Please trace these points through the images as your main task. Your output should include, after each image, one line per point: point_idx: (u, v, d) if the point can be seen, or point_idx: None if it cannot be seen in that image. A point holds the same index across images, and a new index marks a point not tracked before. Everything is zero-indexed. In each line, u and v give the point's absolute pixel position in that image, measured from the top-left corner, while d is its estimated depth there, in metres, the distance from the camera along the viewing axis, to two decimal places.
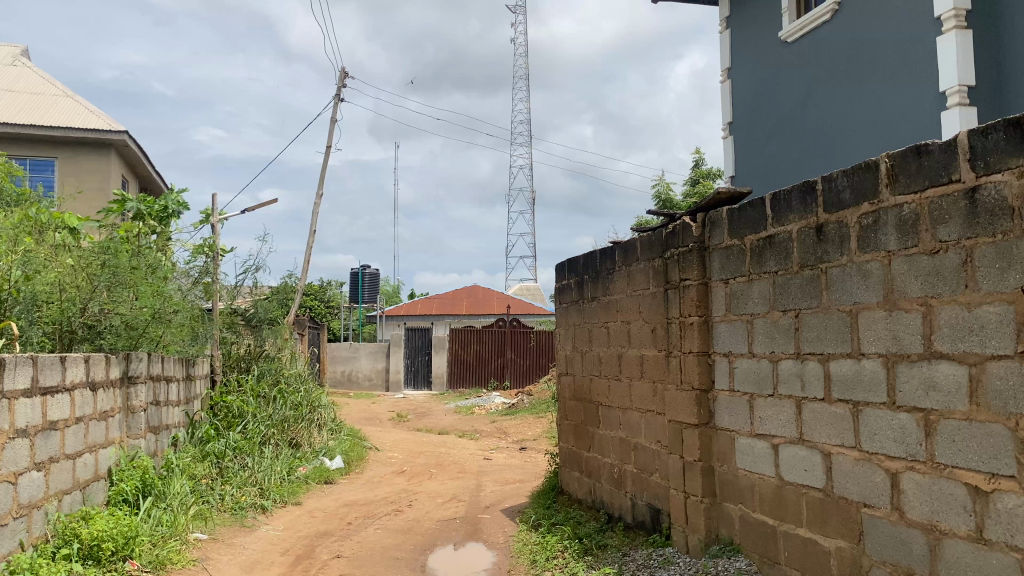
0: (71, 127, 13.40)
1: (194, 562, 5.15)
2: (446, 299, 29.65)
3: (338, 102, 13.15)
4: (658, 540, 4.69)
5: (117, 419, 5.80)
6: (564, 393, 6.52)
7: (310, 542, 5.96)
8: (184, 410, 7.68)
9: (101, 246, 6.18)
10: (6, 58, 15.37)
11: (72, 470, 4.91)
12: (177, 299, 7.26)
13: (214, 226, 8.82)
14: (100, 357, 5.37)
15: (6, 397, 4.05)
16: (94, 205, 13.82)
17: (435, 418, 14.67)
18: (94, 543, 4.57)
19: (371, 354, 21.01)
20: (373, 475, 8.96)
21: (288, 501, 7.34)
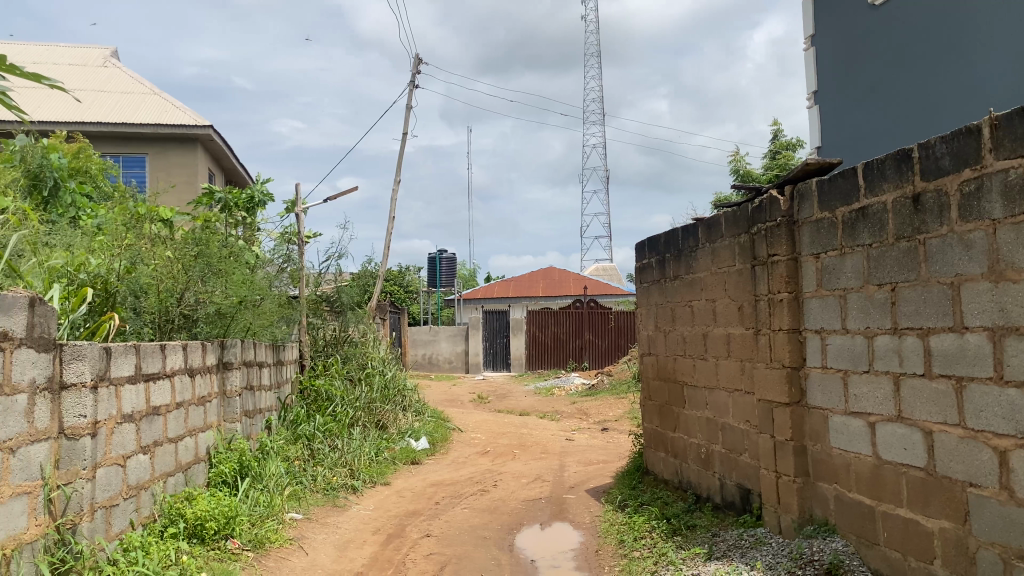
0: (159, 125, 13.89)
1: (290, 541, 5.32)
2: (522, 281, 29.70)
3: (412, 88, 13.28)
4: (748, 520, 4.61)
5: (215, 404, 6.05)
6: (647, 372, 6.46)
7: (400, 522, 6.09)
8: (276, 394, 7.95)
9: (190, 237, 6.40)
10: (97, 60, 16.03)
11: (175, 454, 5.12)
12: (263, 286, 7.46)
13: (299, 215, 9.07)
14: (197, 345, 5.58)
15: (113, 384, 4.24)
16: (184, 198, 14.35)
17: (516, 400, 14.75)
18: (198, 522, 4.78)
19: (451, 337, 21.24)
20: (459, 456, 9.08)
21: (377, 481, 7.52)
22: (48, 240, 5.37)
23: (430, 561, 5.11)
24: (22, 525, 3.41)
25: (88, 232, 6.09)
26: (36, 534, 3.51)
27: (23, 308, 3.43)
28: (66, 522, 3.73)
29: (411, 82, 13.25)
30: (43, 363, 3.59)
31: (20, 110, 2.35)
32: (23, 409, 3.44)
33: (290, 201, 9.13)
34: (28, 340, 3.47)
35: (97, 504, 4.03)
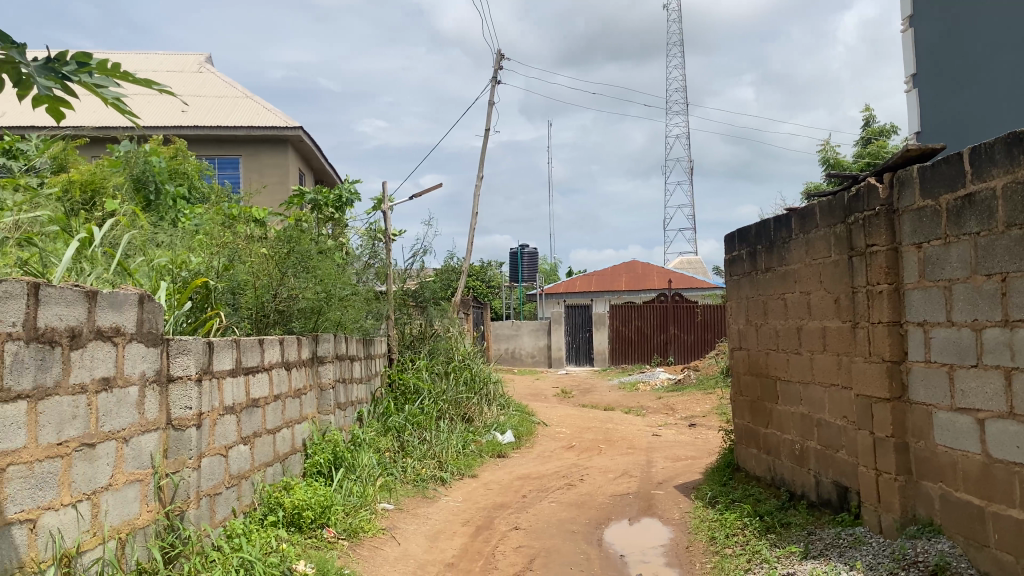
0: (252, 127, 14.36)
1: (383, 530, 5.44)
2: (605, 275, 29.56)
3: (494, 84, 13.38)
4: (846, 519, 4.48)
5: (309, 396, 6.24)
6: (738, 367, 6.34)
7: (488, 514, 6.15)
8: (366, 387, 8.15)
9: (283, 234, 6.60)
10: (192, 65, 16.69)
11: (273, 444, 5.32)
12: (351, 282, 7.64)
13: (385, 212, 9.25)
14: (292, 340, 5.77)
15: (215, 376, 4.41)
16: (277, 198, 14.82)
17: (600, 395, 14.67)
18: (296, 511, 4.93)
19: (533, 332, 21.28)
20: (545, 449, 9.10)
21: (465, 473, 7.62)
22: (155, 240, 5.62)
23: (519, 553, 5.15)
24: (135, 511, 3.59)
25: (188, 230, 6.35)
26: (148, 519, 3.69)
27: (133, 304, 3.61)
28: (175, 508, 3.91)
29: (494, 77, 13.33)
30: (152, 357, 3.77)
31: (134, 116, 2.44)
32: (135, 401, 3.62)
33: (377, 198, 9.33)
34: (138, 335, 3.65)
35: (203, 492, 4.21)
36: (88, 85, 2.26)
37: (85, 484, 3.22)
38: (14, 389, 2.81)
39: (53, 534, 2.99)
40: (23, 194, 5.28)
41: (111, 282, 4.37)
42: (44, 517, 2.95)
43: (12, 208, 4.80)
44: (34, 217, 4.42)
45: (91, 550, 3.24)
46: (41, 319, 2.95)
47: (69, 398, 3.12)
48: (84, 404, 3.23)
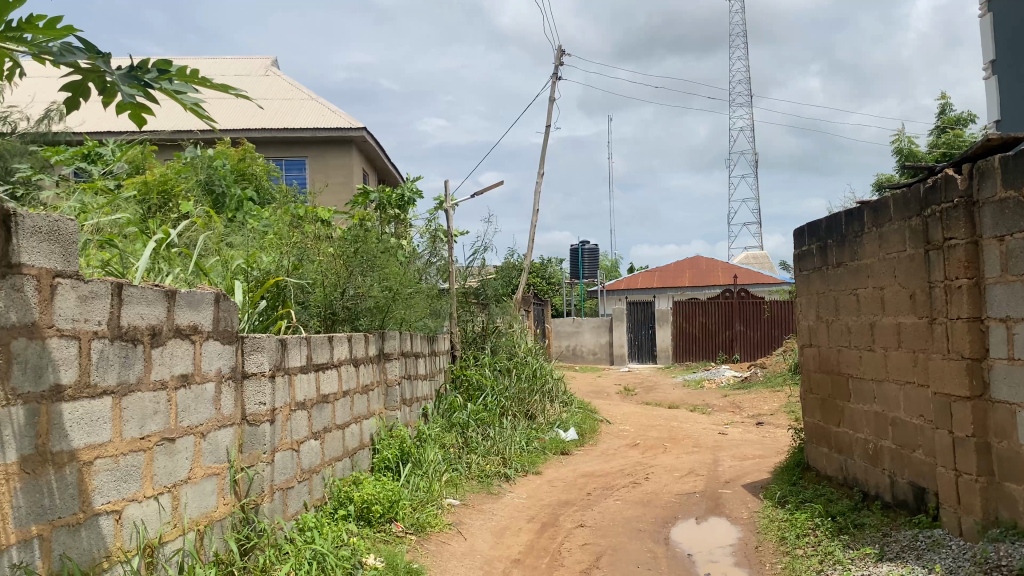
0: (317, 128, 14.62)
1: (449, 525, 5.49)
2: (667, 271, 29.26)
3: (555, 80, 13.36)
4: (923, 521, 4.35)
5: (377, 392, 6.34)
6: (808, 364, 6.20)
7: (553, 511, 6.15)
8: (431, 384, 8.23)
9: (348, 233, 6.71)
10: (258, 69, 17.12)
11: (342, 439, 5.43)
12: (415, 280, 7.73)
13: (447, 212, 9.35)
14: (360, 336, 5.87)
15: (287, 373, 4.52)
16: (341, 198, 15.06)
17: (663, 392, 14.53)
18: (365, 505, 5.02)
19: (594, 329, 21.18)
20: (608, 447, 9.05)
21: (529, 469, 7.64)
22: (229, 241, 5.78)
23: (585, 551, 5.14)
24: (212, 504, 3.71)
25: (258, 230, 6.51)
26: (225, 512, 3.81)
27: (210, 303, 3.72)
28: (250, 501, 4.02)
29: (554, 73, 13.32)
30: (227, 354, 3.88)
31: (211, 120, 2.51)
32: (212, 397, 3.73)
33: (439, 198, 9.42)
34: (215, 333, 3.76)
35: (276, 486, 4.32)
36: (167, 91, 2.34)
37: (166, 478, 3.33)
38: (99, 385, 2.92)
39: (137, 525, 3.11)
40: (104, 197, 5.49)
41: (187, 282, 4.51)
42: (128, 508, 3.06)
43: (94, 211, 4.99)
44: (115, 219, 4.59)
45: (172, 541, 3.35)
46: (124, 317, 3.07)
47: (150, 394, 3.24)
48: (165, 400, 3.34)
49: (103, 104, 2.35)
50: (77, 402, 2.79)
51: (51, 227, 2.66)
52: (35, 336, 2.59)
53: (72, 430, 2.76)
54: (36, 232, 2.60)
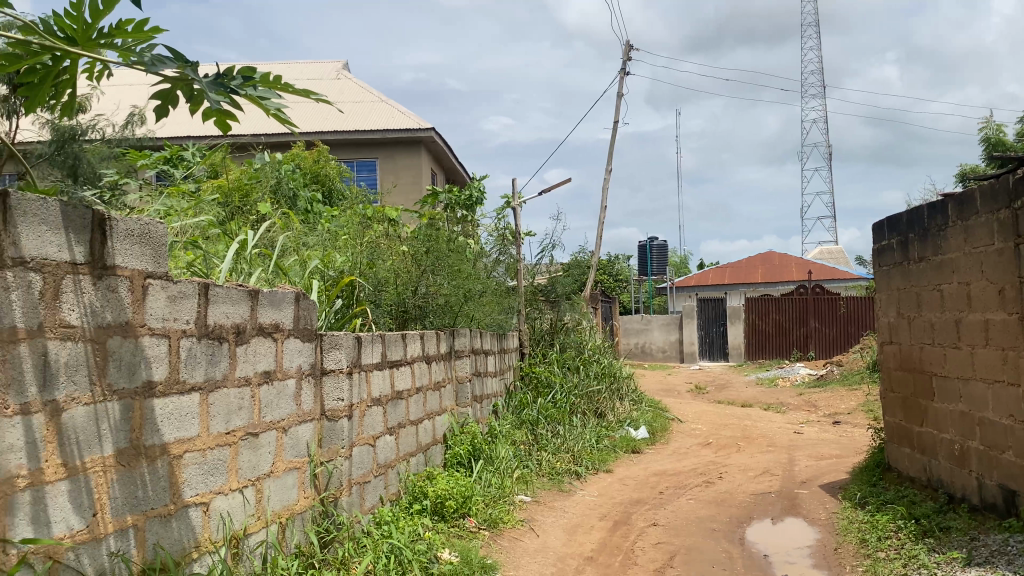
0: (387, 129, 14.85)
1: (522, 522, 5.52)
2: (739, 267, 28.76)
3: (623, 75, 13.28)
4: (1014, 525, 4.18)
5: (448, 389, 6.42)
6: (889, 362, 6.02)
7: (625, 509, 6.13)
8: (501, 381, 8.29)
9: (419, 233, 6.80)
10: (330, 72, 17.50)
11: (416, 435, 5.51)
12: (484, 278, 7.79)
13: (515, 210, 9.39)
14: (432, 334, 5.95)
15: (363, 370, 4.61)
16: (410, 197, 15.26)
17: (736, 391, 14.30)
18: (440, 500, 5.09)
19: (664, 326, 20.96)
20: (680, 446, 8.96)
21: (600, 467, 7.62)
22: (305, 241, 5.93)
23: (659, 550, 5.10)
24: (293, 497, 3.82)
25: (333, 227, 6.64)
26: (305, 505, 3.92)
27: (290, 302, 3.82)
28: (329, 495, 4.12)
29: (623, 69, 13.23)
30: (306, 351, 3.98)
31: (293, 125, 2.58)
32: (293, 393, 3.84)
33: (507, 197, 9.47)
34: (295, 331, 3.87)
35: (354, 480, 4.42)
36: (252, 98, 2.41)
37: (250, 471, 3.44)
38: (188, 382, 3.03)
39: (223, 517, 3.22)
40: (187, 201, 5.69)
41: (266, 281, 4.64)
42: (215, 501, 3.18)
43: (178, 214, 5.19)
44: (197, 221, 4.76)
45: (256, 533, 3.46)
46: (210, 316, 3.18)
47: (235, 390, 3.35)
48: (248, 396, 3.45)
49: (189, 111, 2.44)
50: (167, 398, 2.91)
51: (142, 230, 2.78)
52: (129, 335, 2.71)
53: (163, 424, 2.87)
54: (129, 235, 2.72)
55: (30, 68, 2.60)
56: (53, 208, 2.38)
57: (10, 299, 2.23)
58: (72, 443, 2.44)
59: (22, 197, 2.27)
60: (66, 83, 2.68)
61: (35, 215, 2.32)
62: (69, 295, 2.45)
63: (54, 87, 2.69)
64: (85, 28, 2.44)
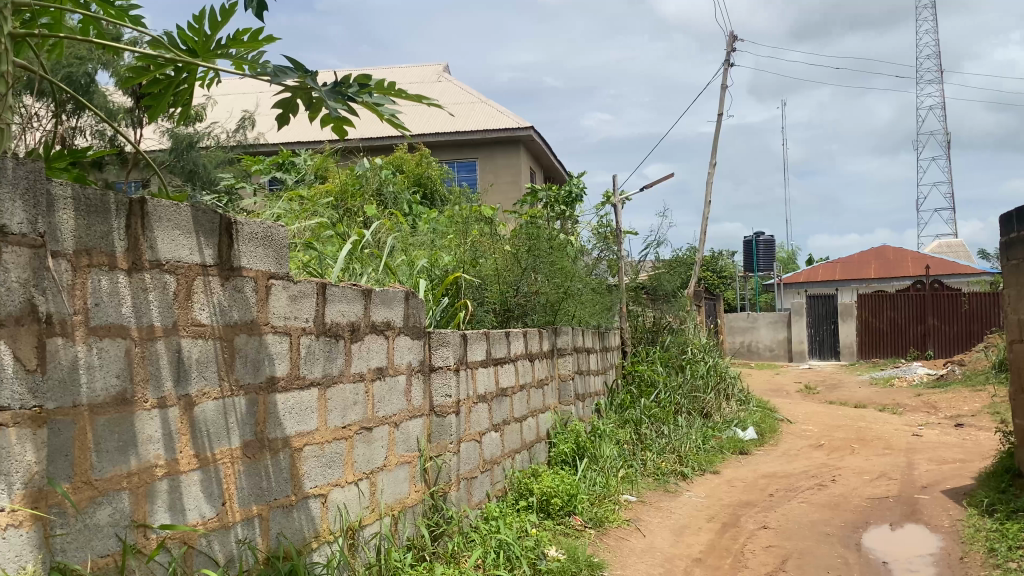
0: (487, 129, 15.01)
1: (628, 522, 5.48)
2: (850, 262, 27.66)
3: (727, 66, 12.99)
4: None
5: (551, 387, 6.45)
6: (1018, 362, 5.67)
7: (734, 511, 6.00)
8: (603, 379, 8.25)
9: (521, 231, 6.85)
10: (432, 75, 17.84)
11: (520, 433, 5.56)
12: (585, 276, 7.77)
13: (616, 206, 9.34)
14: (534, 332, 5.98)
15: (470, 367, 4.68)
16: (510, 196, 15.37)
17: (849, 391, 13.76)
18: (546, 498, 5.12)
19: (771, 324, 20.36)
20: (790, 448, 8.70)
21: (707, 468, 7.49)
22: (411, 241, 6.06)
23: (770, 553, 4.97)
24: (405, 491, 3.92)
25: (437, 226, 6.77)
26: (416, 499, 4.02)
27: (400, 301, 3.92)
28: (438, 489, 4.20)
29: (726, 60, 12.95)
30: (416, 348, 4.08)
31: (405, 129, 2.65)
32: (403, 389, 3.94)
33: (607, 193, 9.42)
34: (405, 328, 3.97)
35: (462, 475, 4.49)
36: (368, 104, 2.49)
37: (365, 465, 3.56)
38: (307, 377, 3.16)
39: (340, 508, 3.34)
40: (301, 204, 5.93)
41: (377, 281, 4.78)
42: (333, 493, 3.30)
43: (292, 218, 5.40)
44: (311, 224, 4.94)
45: (371, 525, 3.58)
46: (328, 315, 3.31)
47: (351, 385, 3.47)
48: (363, 391, 3.57)
49: (308, 119, 2.54)
50: (289, 392, 3.04)
51: (265, 233, 2.91)
52: (254, 333, 2.85)
53: (286, 418, 3.01)
54: (253, 238, 2.85)
55: (154, 78, 2.74)
56: (185, 213, 2.52)
57: (148, 299, 2.38)
58: (204, 435, 2.58)
59: (158, 202, 2.41)
60: (185, 92, 2.82)
61: (169, 219, 2.46)
62: (200, 296, 2.59)
63: (176, 97, 2.83)
64: (205, 40, 2.58)
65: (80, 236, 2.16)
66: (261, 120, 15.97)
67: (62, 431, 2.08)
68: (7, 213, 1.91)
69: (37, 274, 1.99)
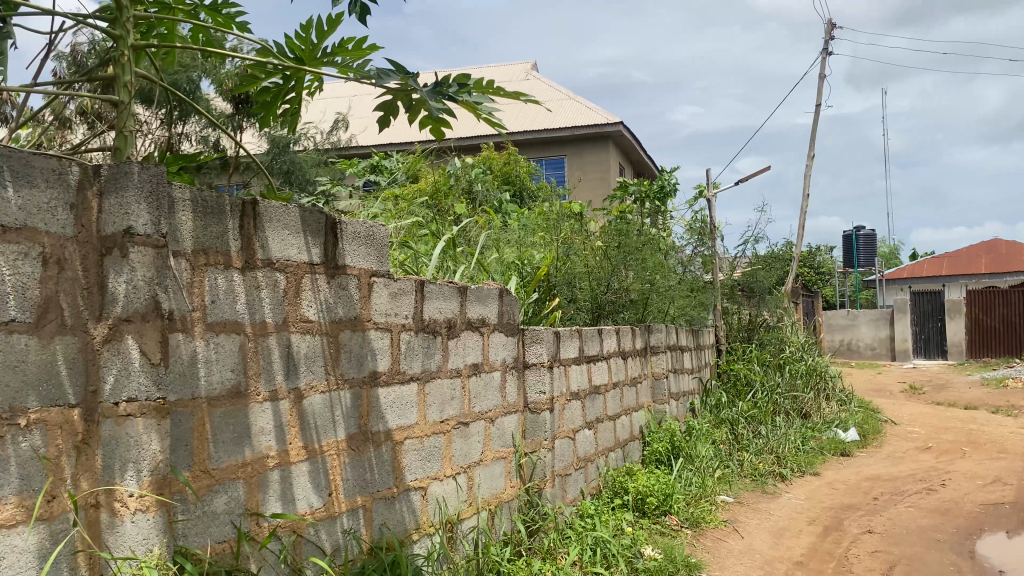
0: (575, 126, 14.98)
1: (725, 523, 5.38)
2: (958, 257, 26.40)
3: (825, 55, 12.58)
4: None
5: (645, 385, 6.39)
6: None
7: (836, 514, 5.81)
8: (697, 378, 8.11)
9: (611, 227, 6.80)
10: (520, 74, 17.92)
11: (614, 431, 5.53)
12: (677, 272, 7.66)
13: (709, 200, 9.17)
14: (627, 329, 5.94)
15: (563, 364, 4.69)
16: (599, 192, 15.29)
17: (958, 391, 13.13)
18: (641, 496, 5.09)
19: (872, 321, 19.60)
20: (896, 450, 8.36)
21: (807, 470, 7.28)
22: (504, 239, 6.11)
23: (875, 559, 4.80)
24: (501, 486, 3.96)
25: (529, 223, 6.79)
26: (512, 494, 4.06)
27: (494, 298, 3.96)
28: (533, 485, 4.22)
29: (823, 49, 12.54)
30: (510, 345, 4.11)
31: (502, 129, 2.66)
32: (498, 385, 3.98)
33: (700, 188, 9.25)
34: (500, 325, 4.00)
35: (556, 472, 4.50)
36: (467, 104, 2.52)
37: (462, 459, 3.61)
38: (408, 372, 3.23)
39: (439, 501, 3.41)
40: (396, 204, 6.05)
41: (470, 278, 4.85)
42: (432, 486, 3.36)
43: (386, 218, 5.51)
44: (405, 224, 5.03)
45: (468, 518, 3.63)
46: (426, 311, 3.37)
47: (448, 380, 3.52)
48: (460, 386, 3.61)
49: (409, 121, 2.59)
50: (391, 387, 3.11)
51: (367, 232, 2.98)
52: (358, 328, 2.93)
53: (388, 412, 3.08)
54: (356, 236, 2.93)
55: (264, 88, 2.85)
56: (293, 213, 2.61)
57: (261, 296, 2.48)
58: (312, 427, 2.67)
59: (269, 203, 2.51)
60: (293, 100, 2.92)
61: (280, 220, 2.55)
62: (308, 293, 2.68)
63: (286, 105, 2.93)
64: (311, 47, 2.67)
65: (199, 236, 2.27)
66: (355, 123, 16.36)
67: (182, 422, 2.19)
68: (133, 215, 2.03)
69: (161, 273, 2.10)
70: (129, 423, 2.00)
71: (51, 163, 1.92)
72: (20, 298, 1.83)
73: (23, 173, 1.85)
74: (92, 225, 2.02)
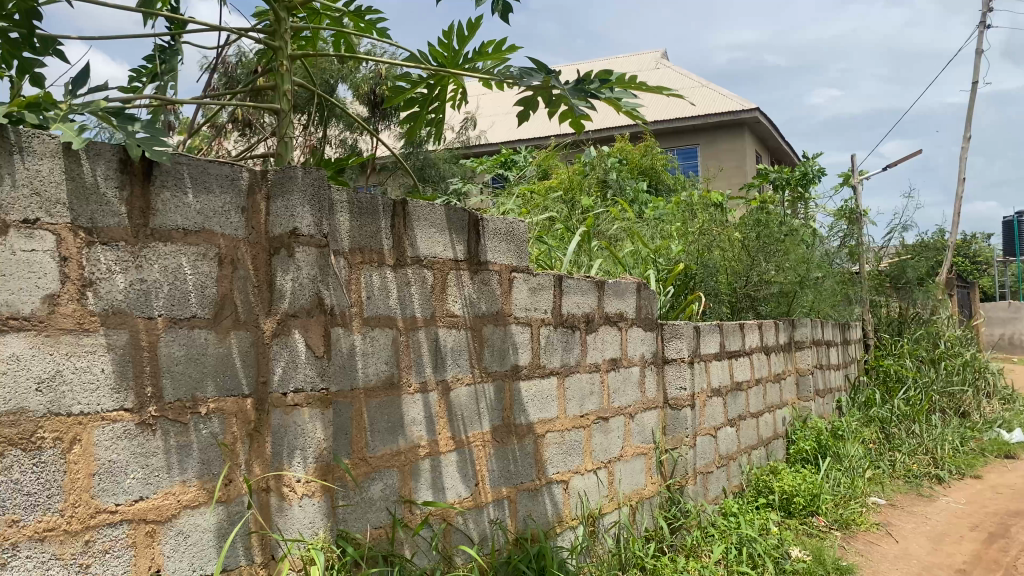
0: (709, 114, 14.66)
1: (877, 525, 5.13)
2: None
3: (984, 27, 11.70)
4: None
5: (789, 381, 6.18)
6: None
7: (1001, 520, 5.43)
8: (844, 374, 7.77)
9: (750, 217, 6.60)
10: (650, 63, 17.69)
11: (757, 428, 5.38)
12: (822, 263, 7.36)
13: (855, 187, 8.74)
14: (770, 323, 5.76)
15: (704, 359, 4.60)
16: (735, 182, 14.88)
17: None
18: (787, 496, 4.93)
19: None
20: None
21: (966, 473, 6.83)
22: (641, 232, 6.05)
23: None
24: (642, 482, 3.94)
25: (664, 216, 6.70)
26: (653, 490, 4.03)
27: (632, 292, 3.94)
28: (675, 482, 4.17)
29: (982, 21, 11.67)
30: (649, 340, 4.08)
31: (643, 121, 2.64)
32: (637, 380, 3.95)
33: (844, 175, 8.84)
34: (638, 320, 3.97)
35: (698, 469, 4.43)
36: (609, 100, 2.51)
37: (603, 454, 3.62)
38: (548, 366, 3.26)
39: (581, 495, 3.43)
40: (531, 199, 6.10)
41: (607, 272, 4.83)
42: (574, 480, 3.39)
43: (522, 213, 5.57)
44: (542, 219, 5.07)
45: (610, 513, 3.63)
46: (565, 306, 3.39)
47: (587, 375, 3.53)
48: (599, 381, 3.62)
49: (548, 118, 2.61)
50: (532, 380, 3.16)
51: (508, 228, 3.03)
52: (500, 324, 2.98)
53: (529, 405, 3.13)
54: (497, 233, 2.98)
55: (410, 98, 2.95)
56: (440, 212, 2.68)
57: (411, 292, 2.57)
58: (459, 419, 2.75)
59: (416, 203, 2.59)
60: (437, 110, 3.00)
61: (427, 219, 2.63)
62: (453, 289, 2.75)
63: (431, 115, 3.02)
64: (453, 53, 2.74)
65: (355, 236, 2.37)
66: (486, 120, 16.61)
67: (342, 412, 2.30)
68: (298, 217, 2.14)
69: (324, 271, 2.21)
70: (296, 413, 2.10)
71: (224, 169, 2.06)
72: (200, 295, 1.98)
73: (201, 179, 2.00)
74: (261, 226, 2.15)
